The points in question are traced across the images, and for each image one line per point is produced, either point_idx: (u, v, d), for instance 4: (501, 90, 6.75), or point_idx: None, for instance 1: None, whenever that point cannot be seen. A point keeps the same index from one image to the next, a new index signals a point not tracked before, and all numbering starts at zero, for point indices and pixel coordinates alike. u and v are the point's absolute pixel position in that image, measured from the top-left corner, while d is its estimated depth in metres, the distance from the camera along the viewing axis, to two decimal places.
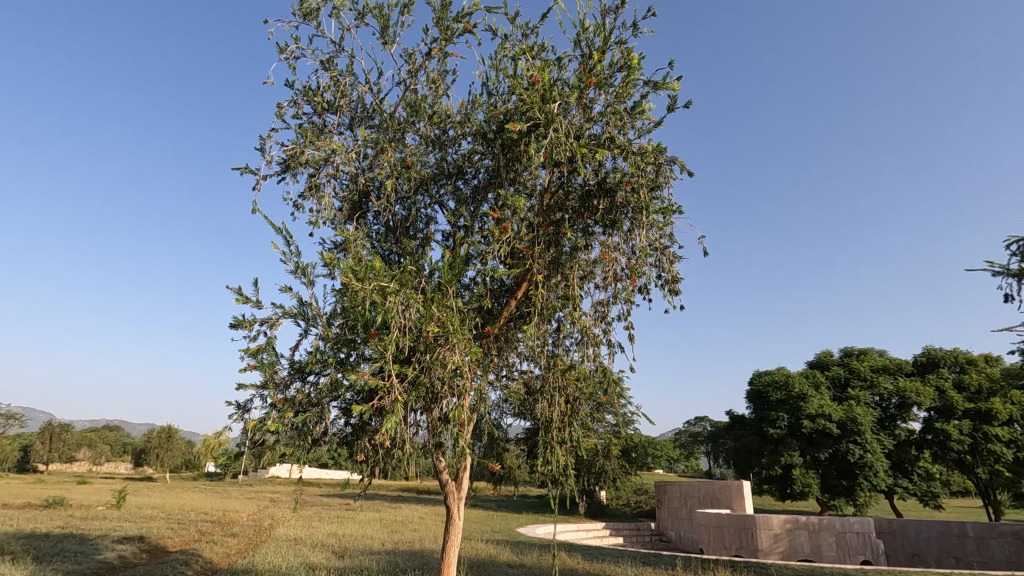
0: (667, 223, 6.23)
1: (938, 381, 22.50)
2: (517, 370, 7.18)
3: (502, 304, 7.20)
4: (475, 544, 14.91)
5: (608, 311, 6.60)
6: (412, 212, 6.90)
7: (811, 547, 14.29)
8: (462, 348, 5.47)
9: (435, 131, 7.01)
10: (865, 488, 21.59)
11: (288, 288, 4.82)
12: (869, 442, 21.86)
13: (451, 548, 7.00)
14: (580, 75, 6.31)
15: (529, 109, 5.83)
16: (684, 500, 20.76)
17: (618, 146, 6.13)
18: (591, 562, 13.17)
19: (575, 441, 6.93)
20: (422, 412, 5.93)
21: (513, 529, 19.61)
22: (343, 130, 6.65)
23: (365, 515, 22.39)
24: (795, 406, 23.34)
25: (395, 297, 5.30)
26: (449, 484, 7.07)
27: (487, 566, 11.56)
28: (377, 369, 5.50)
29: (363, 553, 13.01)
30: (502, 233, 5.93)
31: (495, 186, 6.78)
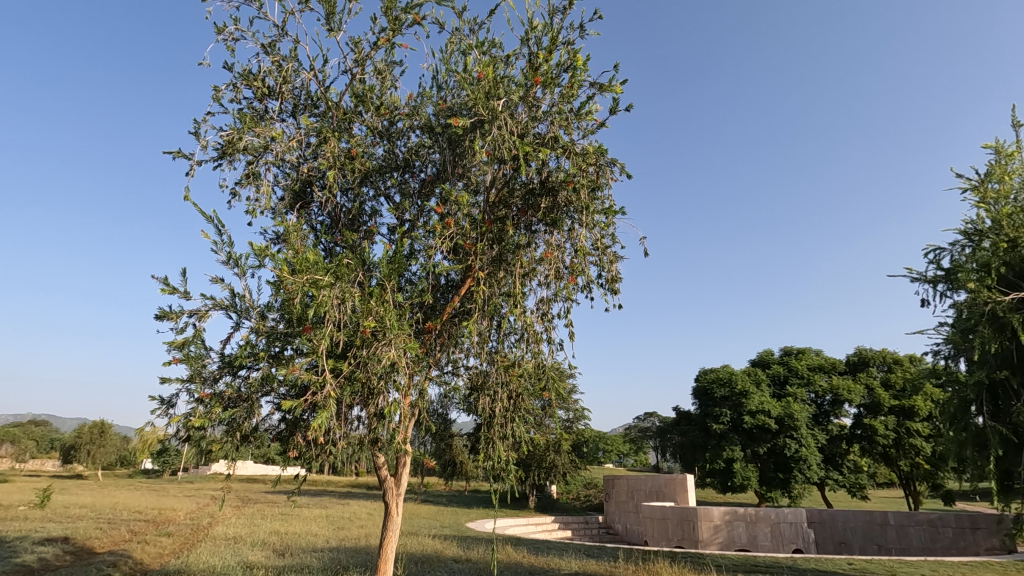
0: (609, 224, 6.36)
1: (868, 379, 23.86)
2: (461, 367, 7.15)
3: (447, 299, 7.18)
4: (422, 539, 14.83)
5: (550, 308, 6.70)
6: (356, 205, 6.76)
7: (748, 537, 14.91)
8: (398, 343, 5.42)
9: (382, 123, 6.87)
10: (799, 480, 22.65)
11: (219, 279, 4.66)
12: (804, 437, 22.94)
13: (388, 544, 6.95)
14: (527, 73, 6.34)
15: (474, 105, 5.83)
16: (631, 494, 21.29)
17: (562, 147, 6.21)
18: (536, 556, 13.31)
19: (517, 438, 6.98)
20: (358, 408, 5.86)
21: (461, 524, 19.60)
22: (285, 117, 6.45)
23: (310, 511, 21.91)
24: (738, 402, 24.27)
25: (329, 291, 5.16)
26: (387, 480, 7.01)
27: (433, 562, 11.51)
28: (312, 364, 5.35)
29: (305, 550, 12.73)
30: (445, 229, 5.93)
31: (442, 181, 6.72)
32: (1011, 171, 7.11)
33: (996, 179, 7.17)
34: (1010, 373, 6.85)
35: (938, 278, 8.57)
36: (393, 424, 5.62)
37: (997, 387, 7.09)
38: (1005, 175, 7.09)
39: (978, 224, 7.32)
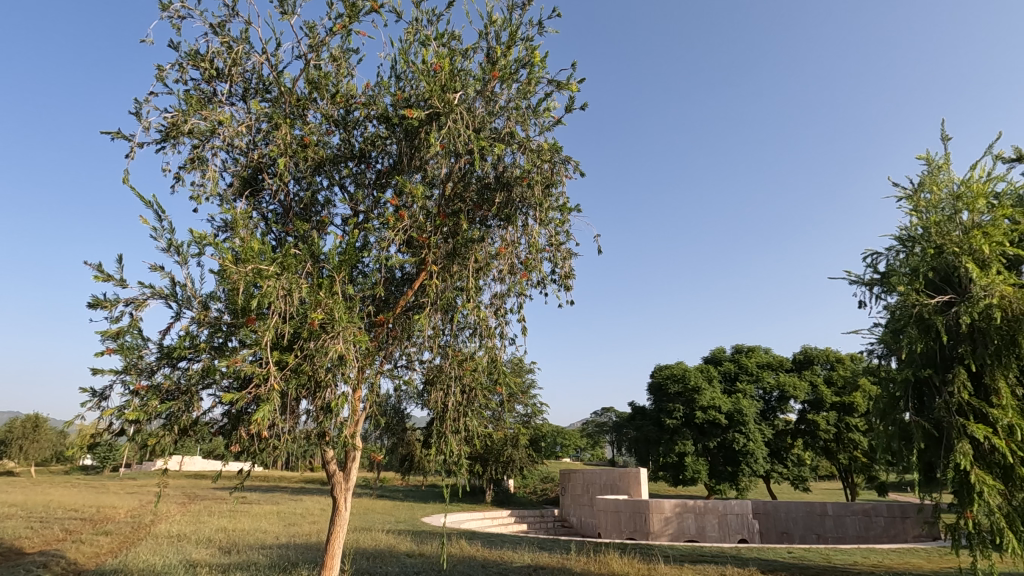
0: (564, 220, 6.45)
1: (812, 376, 24.98)
2: (415, 361, 7.09)
3: (400, 293, 7.12)
4: (375, 534, 14.65)
5: (503, 304, 6.73)
6: (308, 193, 6.58)
7: (697, 529, 15.41)
8: (346, 336, 5.33)
9: (338, 111, 6.70)
10: (746, 473, 23.54)
11: (159, 267, 4.48)
12: (752, 431, 23.85)
13: (335, 539, 6.85)
14: (485, 67, 6.33)
15: (429, 97, 5.78)
16: (586, 488, 21.64)
17: (518, 142, 6.26)
18: (489, 549, 13.34)
19: (470, 432, 6.96)
20: (304, 400, 5.75)
21: (417, 519, 19.48)
22: (234, 101, 6.23)
23: (260, 508, 21.30)
24: (690, 397, 25.00)
25: (274, 282, 5.02)
26: (336, 474, 6.90)
27: (384, 557, 11.38)
28: (256, 356, 5.20)
29: (253, 548, 12.39)
30: (398, 222, 5.88)
31: (398, 173, 6.62)
32: (940, 181, 7.54)
33: (927, 189, 7.58)
34: (933, 371, 7.27)
35: (873, 281, 9.03)
36: (340, 417, 5.53)
37: (922, 385, 7.52)
38: (935, 185, 7.51)
39: (911, 231, 7.77)
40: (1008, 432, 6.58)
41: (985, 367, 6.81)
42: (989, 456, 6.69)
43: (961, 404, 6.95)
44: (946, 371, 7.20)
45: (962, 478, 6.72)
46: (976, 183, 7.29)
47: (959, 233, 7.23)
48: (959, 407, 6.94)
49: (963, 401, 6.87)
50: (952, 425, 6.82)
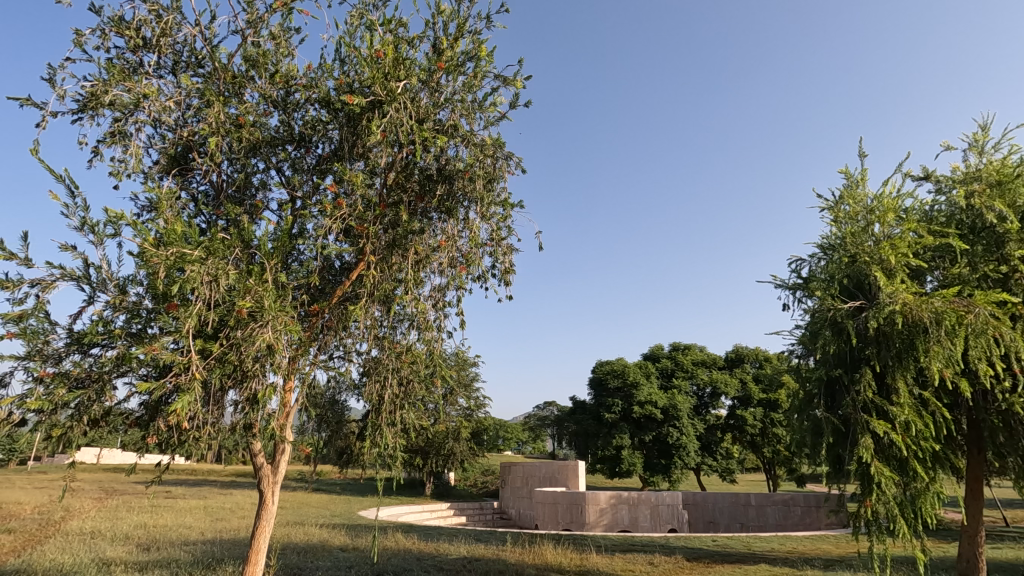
0: (506, 215, 6.50)
1: (742, 374, 26.32)
2: (352, 353, 6.93)
3: (337, 283, 6.93)
4: (307, 528, 14.26)
5: (443, 297, 6.71)
6: (241, 176, 6.28)
7: (630, 519, 15.93)
8: (276, 325, 5.14)
9: (277, 92, 6.44)
10: (679, 465, 24.52)
11: (70, 246, 4.19)
12: (685, 426, 24.90)
13: (261, 534, 6.64)
14: (431, 57, 6.26)
15: (372, 84, 5.69)
16: (525, 480, 21.94)
17: (462, 135, 6.25)
18: (425, 542, 13.29)
19: (406, 424, 6.88)
20: (230, 390, 5.53)
21: (353, 513, 19.12)
22: (162, 74, 5.88)
23: (184, 503, 20.29)
24: (629, 392, 25.82)
25: (198, 267, 4.79)
26: (264, 468, 6.66)
27: (316, 551, 11.12)
28: (178, 344, 4.96)
29: (174, 544, 11.79)
30: (336, 210, 5.76)
31: (339, 160, 6.44)
32: (858, 195, 8.08)
33: (846, 201, 8.11)
34: (843, 371, 7.80)
35: (797, 285, 9.59)
36: (268, 408, 5.35)
37: (834, 384, 8.06)
38: (853, 198, 8.05)
39: (831, 239, 8.31)
40: (904, 428, 7.16)
41: (887, 368, 7.37)
42: (888, 449, 7.27)
43: (866, 401, 7.49)
44: (854, 371, 7.75)
45: (864, 470, 7.27)
46: (887, 198, 7.87)
47: (871, 243, 7.79)
48: (865, 405, 7.46)
49: (868, 399, 7.40)
50: (858, 421, 7.34)
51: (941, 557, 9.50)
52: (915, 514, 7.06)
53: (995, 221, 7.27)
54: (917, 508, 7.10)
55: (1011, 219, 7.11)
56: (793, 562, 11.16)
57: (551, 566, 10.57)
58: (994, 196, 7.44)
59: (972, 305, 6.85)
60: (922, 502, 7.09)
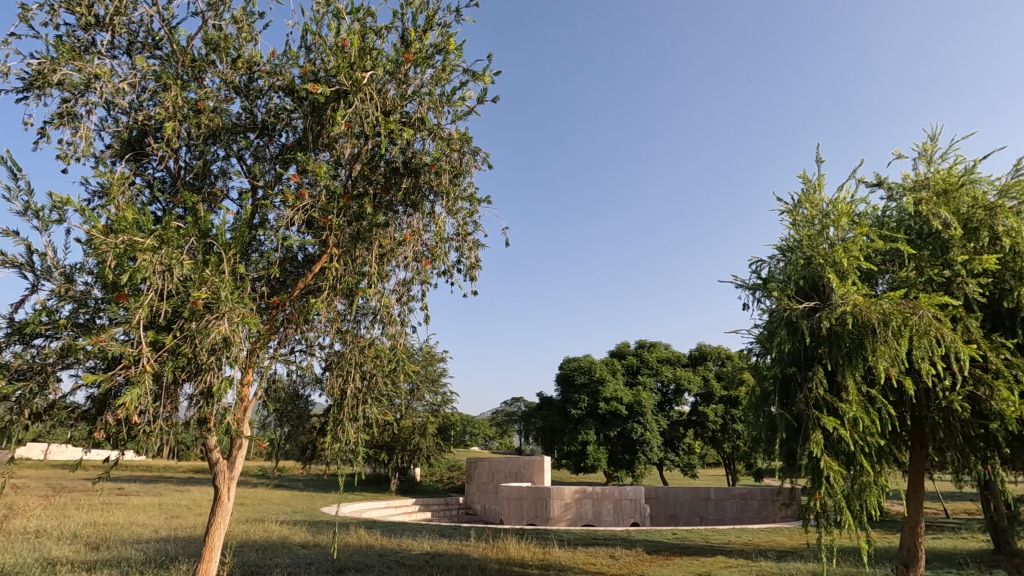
0: (473, 211, 6.48)
1: (704, 371, 26.95)
2: (314, 347, 6.81)
3: (299, 275, 6.80)
4: (267, 525, 13.99)
5: (408, 291, 6.65)
6: (200, 163, 6.08)
7: (593, 513, 16.16)
8: (234, 317, 5.01)
9: (239, 78, 6.26)
10: (642, 460, 24.99)
11: (11, 231, 4.00)
12: (649, 421, 25.38)
13: (216, 531, 6.47)
14: (399, 48, 6.19)
15: (337, 74, 5.59)
16: (491, 475, 21.99)
17: (429, 129, 6.20)
18: (388, 538, 13.17)
19: (369, 419, 6.81)
20: (185, 383, 5.38)
21: (315, 510, 18.82)
22: (116, 54, 5.64)
23: (138, 500, 19.61)
24: (595, 389, 26.18)
25: (150, 256, 4.63)
26: (219, 463, 6.48)
27: (276, 548, 10.91)
28: (129, 336, 4.79)
29: (125, 543, 11.39)
30: (298, 200, 5.65)
31: (303, 150, 6.31)
32: (815, 199, 8.35)
33: (804, 205, 8.38)
34: (797, 369, 8.07)
35: (757, 285, 9.86)
36: (224, 402, 5.22)
37: (789, 381, 8.32)
38: (811, 202, 8.32)
39: (789, 241, 8.57)
40: (853, 424, 7.46)
41: (838, 367, 7.65)
42: (837, 444, 7.57)
43: (818, 398, 7.76)
44: (807, 369, 8.02)
45: (814, 465, 7.55)
46: (842, 203, 8.15)
47: (826, 246, 8.06)
48: (816, 402, 7.74)
49: (819, 396, 7.68)
50: (809, 417, 7.61)
51: (884, 547, 9.96)
52: (860, 507, 7.38)
53: (941, 227, 7.59)
54: (863, 501, 7.42)
55: (954, 226, 7.44)
56: (748, 553, 11.52)
57: (513, 560, 10.63)
58: (940, 204, 7.77)
59: (917, 307, 7.17)
60: (867, 495, 7.41)
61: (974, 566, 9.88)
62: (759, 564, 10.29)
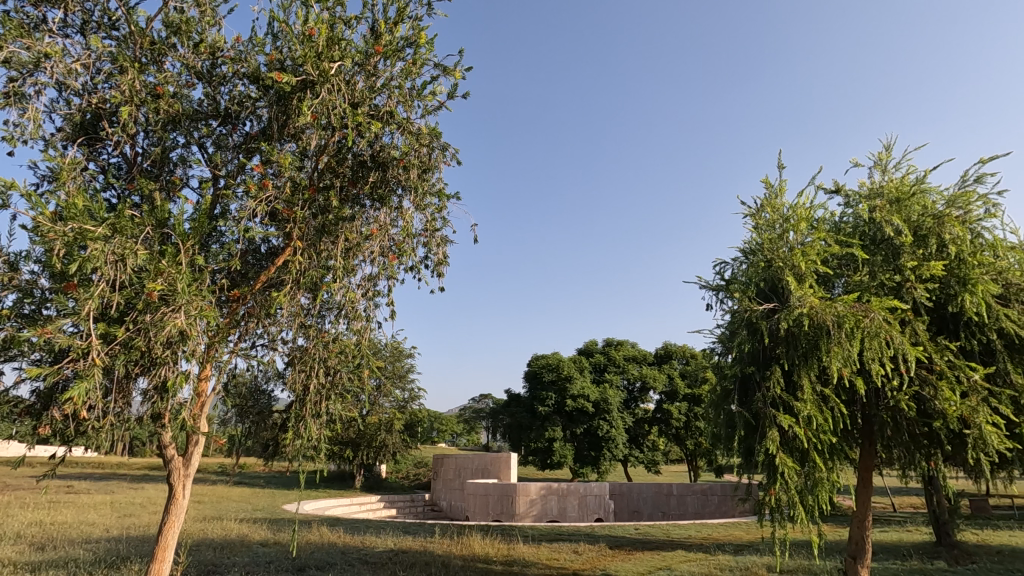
0: (441, 207, 6.45)
1: (670, 370, 27.48)
2: (276, 341, 6.66)
3: (261, 268, 6.64)
4: (225, 523, 13.62)
5: (374, 286, 6.56)
6: (157, 150, 5.87)
7: (558, 509, 16.31)
8: (191, 310, 4.86)
9: (202, 64, 6.06)
10: (607, 457, 25.34)
11: None
12: (615, 419, 25.74)
13: (169, 529, 6.27)
14: (368, 40, 6.10)
15: (303, 64, 5.48)
16: (457, 472, 21.96)
17: (398, 123, 6.12)
18: (352, 535, 13.01)
19: (333, 415, 6.71)
20: (139, 378, 5.20)
21: (277, 507, 18.44)
22: (69, 33, 5.39)
23: (88, 498, 18.83)
24: (562, 386, 26.40)
25: (102, 246, 4.45)
26: (174, 460, 6.28)
27: (234, 547, 10.64)
28: (78, 328, 4.59)
29: (73, 542, 10.95)
30: (261, 191, 5.52)
31: (267, 140, 6.16)
32: (777, 203, 8.59)
33: (767, 209, 8.61)
34: (755, 368, 8.30)
35: (720, 286, 10.08)
36: (180, 397, 5.06)
37: (748, 380, 8.56)
38: (773, 206, 8.55)
39: (752, 244, 8.80)
40: (807, 422, 7.72)
41: (795, 367, 7.91)
42: (792, 442, 7.82)
43: (775, 397, 8.00)
44: (765, 368, 8.25)
45: (770, 461, 7.79)
46: (802, 208, 8.40)
47: (786, 250, 8.31)
48: (773, 400, 7.99)
49: (776, 395, 7.92)
50: (767, 415, 7.84)
51: (835, 540, 10.37)
52: (812, 501, 7.66)
53: (892, 234, 7.93)
54: (815, 496, 7.69)
55: (905, 233, 7.77)
56: (706, 547, 11.83)
57: (477, 557, 10.64)
58: (893, 211, 8.12)
59: (869, 310, 7.46)
60: (819, 491, 7.69)
61: (917, 557, 10.38)
62: (717, 558, 10.57)
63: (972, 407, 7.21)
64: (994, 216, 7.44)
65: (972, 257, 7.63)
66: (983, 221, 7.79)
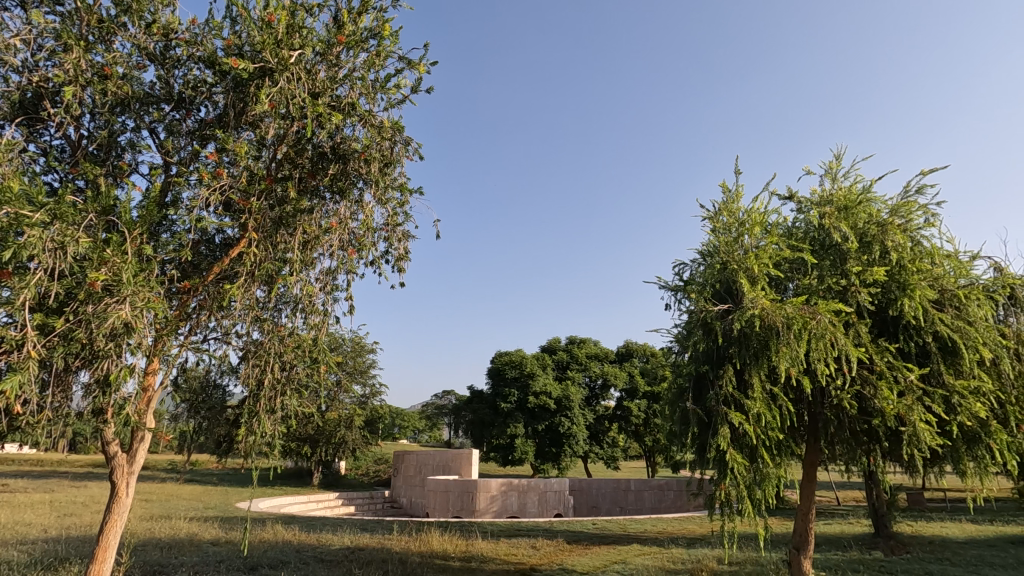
0: (403, 201, 6.39)
1: (630, 368, 28.00)
2: (230, 335, 6.47)
3: (214, 260, 6.44)
4: (174, 523, 13.15)
5: (332, 280, 6.43)
6: (104, 133, 5.61)
7: (518, 505, 16.42)
8: (137, 301, 4.67)
9: (154, 45, 5.82)
10: (568, 453, 25.63)
11: None
12: (576, 416, 26.05)
13: (111, 528, 6.02)
14: (331, 29, 5.98)
15: (261, 50, 5.33)
16: (418, 469, 21.82)
17: (359, 115, 6.01)
18: (307, 533, 12.76)
19: (288, 411, 6.57)
20: (79, 371, 4.98)
21: (229, 505, 17.90)
22: (9, 7, 5.10)
23: (24, 497, 17.86)
24: (525, 383, 26.55)
25: (40, 232, 4.23)
26: (117, 457, 6.03)
27: (182, 546, 10.29)
28: (12, 318, 4.36)
29: (6, 544, 10.37)
30: (214, 180, 5.35)
31: (223, 128, 5.97)
32: (734, 208, 8.85)
33: (723, 213, 8.86)
34: (709, 367, 8.54)
35: (679, 287, 10.31)
36: (123, 392, 4.85)
37: (702, 379, 8.79)
38: (729, 210, 8.81)
39: (709, 247, 9.05)
40: (756, 419, 8.00)
41: (746, 366, 8.17)
42: (741, 438, 8.08)
43: (727, 395, 8.25)
44: (719, 367, 8.49)
45: (721, 457, 8.03)
46: (756, 213, 8.70)
47: (741, 253, 8.58)
48: (725, 398, 8.23)
49: (728, 393, 8.17)
50: (719, 413, 8.08)
51: (781, 533, 10.79)
52: (760, 495, 7.95)
53: (840, 240, 8.29)
54: (762, 490, 7.98)
55: (851, 239, 8.14)
56: (661, 541, 12.13)
57: (436, 553, 10.61)
58: (841, 218, 8.49)
59: (816, 312, 7.78)
60: (766, 485, 7.99)
61: (857, 548, 10.90)
62: (671, 551, 10.84)
63: (907, 405, 7.59)
64: (932, 225, 7.86)
65: (912, 264, 8.04)
66: (922, 229, 8.22)
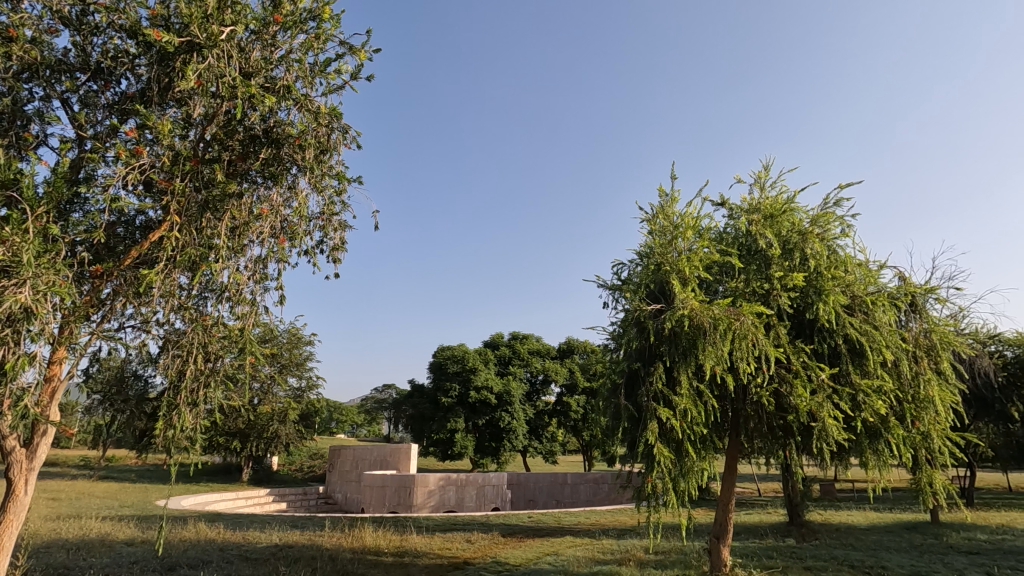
0: (340, 189, 6.24)
1: (571, 364, 28.56)
2: (148, 323, 6.11)
3: (131, 243, 6.03)
4: (84, 523, 12.26)
5: (262, 268, 6.19)
6: (6, 99, 5.14)
7: (455, 500, 16.42)
8: (39, 284, 4.33)
9: (69, 9, 5.39)
10: (507, 447, 25.88)
11: None
12: (516, 410, 26.30)
13: (6, 529, 5.56)
14: (267, 7, 5.74)
15: (188, 23, 5.04)
16: (355, 464, 21.39)
17: (295, 98, 5.79)
18: (233, 531, 12.23)
19: (212, 404, 6.27)
20: None
21: (149, 503, 16.90)
22: None
23: None
24: (466, 377, 26.47)
25: None
26: (15, 452, 5.57)
27: (93, 548, 9.63)
28: None
29: None
30: (133, 158, 5.03)
31: (145, 103, 5.61)
32: (670, 211, 9.14)
33: (660, 216, 9.12)
34: (641, 364, 8.82)
35: (616, 285, 10.54)
36: (23, 381, 4.50)
37: (634, 376, 9.05)
38: (665, 214, 9.10)
39: (646, 248, 9.33)
40: (683, 414, 8.35)
41: (675, 364, 8.49)
42: (669, 433, 8.41)
43: (657, 392, 8.55)
44: (650, 365, 8.79)
45: (649, 450, 8.33)
46: (690, 218, 9.02)
47: (674, 255, 8.89)
48: (655, 394, 8.53)
49: (658, 389, 8.47)
50: (649, 409, 8.37)
51: (703, 523, 11.37)
52: (683, 486, 8.32)
53: (765, 246, 8.80)
54: (685, 482, 8.35)
55: (774, 246, 8.66)
56: (592, 533, 12.48)
57: (368, 549, 10.44)
58: (766, 226, 8.97)
59: (740, 313, 8.20)
60: (690, 477, 8.37)
61: (771, 535, 11.64)
62: (601, 542, 11.16)
63: (818, 403, 8.14)
64: (846, 236, 8.47)
65: (827, 271, 8.61)
66: (838, 239, 8.82)
